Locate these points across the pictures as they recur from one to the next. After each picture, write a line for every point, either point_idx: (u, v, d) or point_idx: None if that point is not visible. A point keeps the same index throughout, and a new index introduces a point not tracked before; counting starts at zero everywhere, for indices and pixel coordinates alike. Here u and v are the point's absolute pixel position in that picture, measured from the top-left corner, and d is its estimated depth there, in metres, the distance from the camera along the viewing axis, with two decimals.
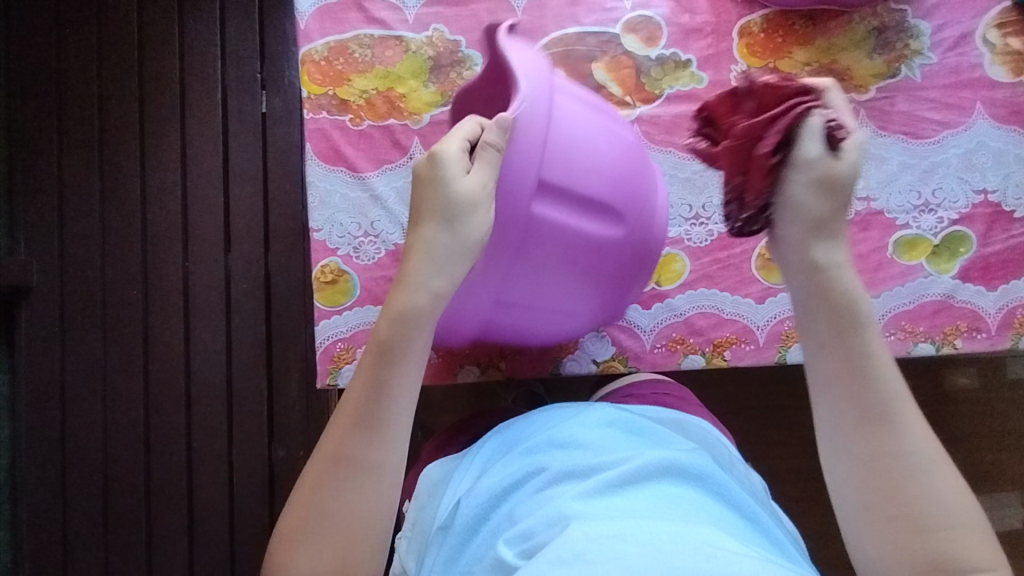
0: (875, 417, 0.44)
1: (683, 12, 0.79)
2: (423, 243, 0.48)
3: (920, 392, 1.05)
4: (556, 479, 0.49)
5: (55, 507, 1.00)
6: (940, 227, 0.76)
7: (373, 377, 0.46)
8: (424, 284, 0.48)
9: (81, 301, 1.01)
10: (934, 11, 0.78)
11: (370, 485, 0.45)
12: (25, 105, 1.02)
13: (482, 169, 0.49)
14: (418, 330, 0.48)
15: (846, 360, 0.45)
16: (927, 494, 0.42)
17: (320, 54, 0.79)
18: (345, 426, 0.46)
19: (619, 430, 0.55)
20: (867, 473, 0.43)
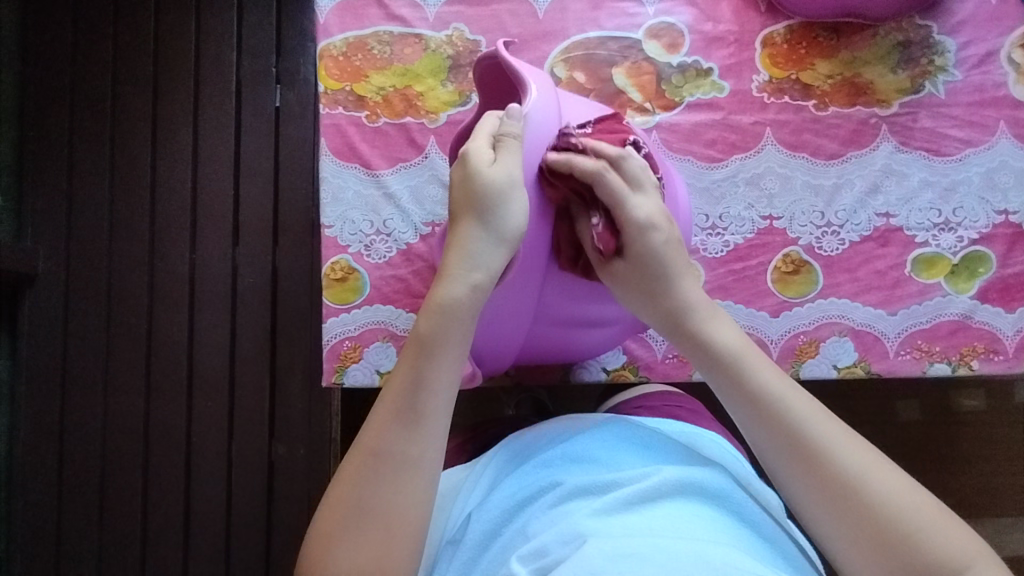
0: (795, 437, 0.48)
1: (707, 20, 0.78)
2: (462, 238, 0.51)
3: (929, 413, 1.04)
4: (570, 496, 0.49)
5: (51, 496, 0.99)
6: (960, 246, 0.75)
7: (413, 372, 0.49)
8: (464, 276, 0.50)
9: (85, 289, 1.01)
10: (960, 28, 0.78)
11: (408, 479, 0.47)
12: (39, 92, 1.02)
13: (507, 157, 0.52)
14: (458, 323, 0.50)
15: (740, 391, 0.51)
16: (868, 487, 0.46)
17: (339, 49, 0.79)
18: (383, 420, 0.48)
19: (632, 444, 0.54)
20: (815, 482, 0.47)
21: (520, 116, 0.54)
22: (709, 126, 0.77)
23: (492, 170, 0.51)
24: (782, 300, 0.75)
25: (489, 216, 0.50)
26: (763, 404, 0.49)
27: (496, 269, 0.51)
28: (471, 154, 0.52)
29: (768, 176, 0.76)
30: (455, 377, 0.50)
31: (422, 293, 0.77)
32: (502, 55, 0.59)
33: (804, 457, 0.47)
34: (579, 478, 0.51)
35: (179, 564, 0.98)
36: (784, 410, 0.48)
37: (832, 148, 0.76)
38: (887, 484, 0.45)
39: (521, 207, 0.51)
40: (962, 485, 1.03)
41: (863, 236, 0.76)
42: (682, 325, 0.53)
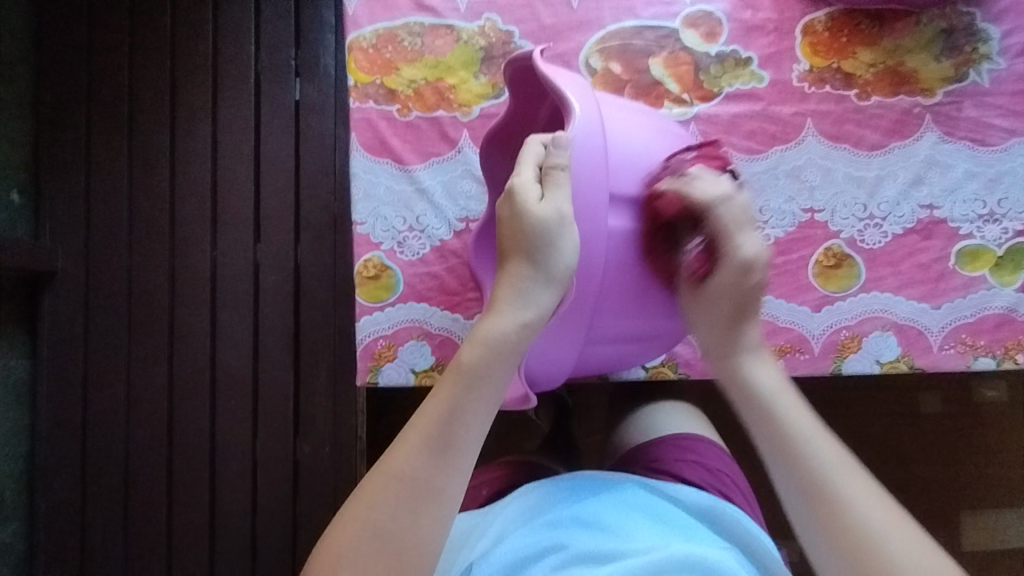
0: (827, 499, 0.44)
1: (745, 8, 0.76)
2: (512, 276, 0.51)
3: (955, 405, 1.03)
4: (576, 561, 0.48)
5: (74, 497, 0.98)
6: (1004, 238, 0.74)
7: (449, 398, 0.48)
8: (511, 314, 0.50)
9: (106, 287, 0.99)
10: (1004, 15, 0.76)
11: (430, 510, 0.45)
12: (55, 87, 1.00)
13: (556, 191, 0.51)
14: (499, 356, 0.49)
15: (778, 441, 0.48)
16: (890, 551, 0.41)
17: (368, 42, 0.77)
18: (412, 443, 0.47)
19: (645, 516, 0.53)
20: (833, 537, 0.43)
21: (567, 144, 0.52)
22: (749, 117, 0.75)
23: (541, 208, 0.51)
24: (824, 295, 0.74)
25: (540, 256, 0.51)
26: (798, 460, 0.46)
27: (545, 308, 0.51)
28: (519, 189, 0.52)
29: (809, 168, 0.75)
30: (489, 413, 0.49)
31: (457, 290, 0.76)
32: (540, 67, 0.57)
33: (833, 518, 0.44)
34: (586, 542, 0.49)
35: (206, 562, 0.97)
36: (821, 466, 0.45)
37: (874, 139, 0.75)
38: (908, 552, 0.41)
39: (572, 244, 0.52)
40: (990, 476, 1.02)
41: (906, 229, 0.74)
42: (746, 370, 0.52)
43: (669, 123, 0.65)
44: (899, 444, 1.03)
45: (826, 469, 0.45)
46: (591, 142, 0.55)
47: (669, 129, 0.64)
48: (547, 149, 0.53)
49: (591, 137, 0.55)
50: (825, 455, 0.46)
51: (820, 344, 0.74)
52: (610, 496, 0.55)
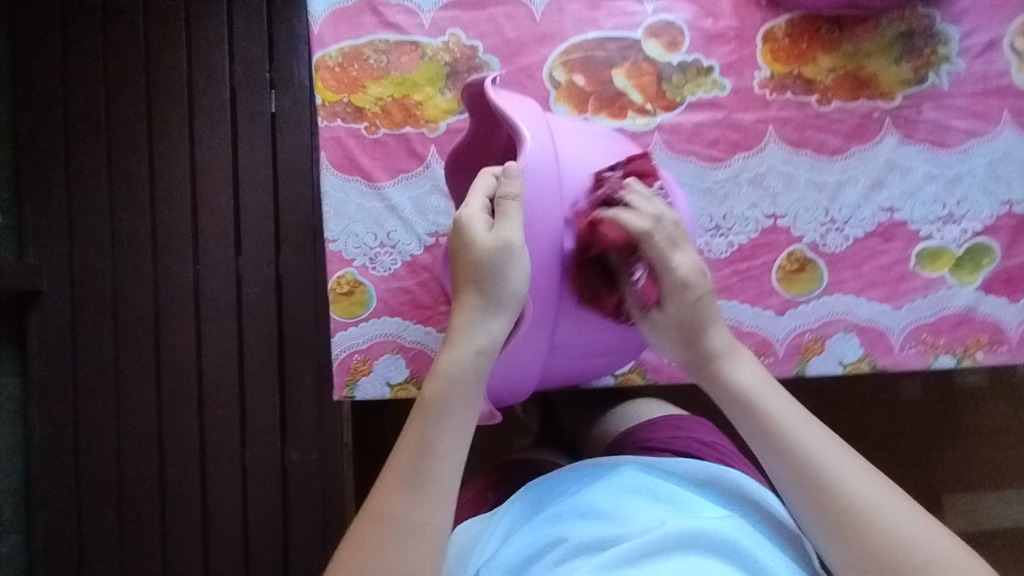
0: (844, 513, 0.47)
1: (707, 16, 0.77)
2: (466, 309, 0.52)
3: (931, 391, 1.05)
4: (577, 552, 0.49)
5: (71, 509, 1.01)
6: (964, 239, 0.75)
7: (420, 435, 0.49)
8: (468, 343, 0.51)
9: (92, 303, 1.01)
10: (963, 16, 0.76)
11: (417, 543, 0.46)
12: (31, 106, 1.01)
13: (506, 222, 0.52)
14: (463, 388, 0.50)
15: (789, 464, 0.49)
16: (859, 495, 0.47)
17: (334, 60, 0.77)
18: (390, 484, 0.48)
19: (643, 495, 0.53)
20: (812, 495, 0.48)
21: (517, 172, 0.53)
22: (712, 125, 0.76)
23: (491, 238, 0.51)
24: (787, 299, 0.76)
25: (492, 287, 0.51)
26: (809, 479, 0.48)
27: (500, 334, 0.52)
28: (469, 221, 0.52)
29: (771, 174, 0.76)
30: (461, 440, 0.50)
31: (429, 304, 0.77)
32: (491, 94, 0.59)
33: (851, 521, 0.46)
34: (584, 533, 0.50)
35: (201, 567, 1.00)
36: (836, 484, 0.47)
37: (835, 144, 0.76)
38: (869, 488, 0.47)
39: (523, 273, 0.52)
40: (963, 463, 1.05)
41: (867, 232, 0.76)
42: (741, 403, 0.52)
43: (621, 140, 0.67)
44: (877, 432, 1.05)
45: (807, 451, 0.49)
46: (545, 166, 0.55)
47: (620, 146, 0.65)
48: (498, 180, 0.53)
49: (544, 159, 0.55)
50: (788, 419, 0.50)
51: (784, 348, 0.76)
52: (607, 479, 0.55)
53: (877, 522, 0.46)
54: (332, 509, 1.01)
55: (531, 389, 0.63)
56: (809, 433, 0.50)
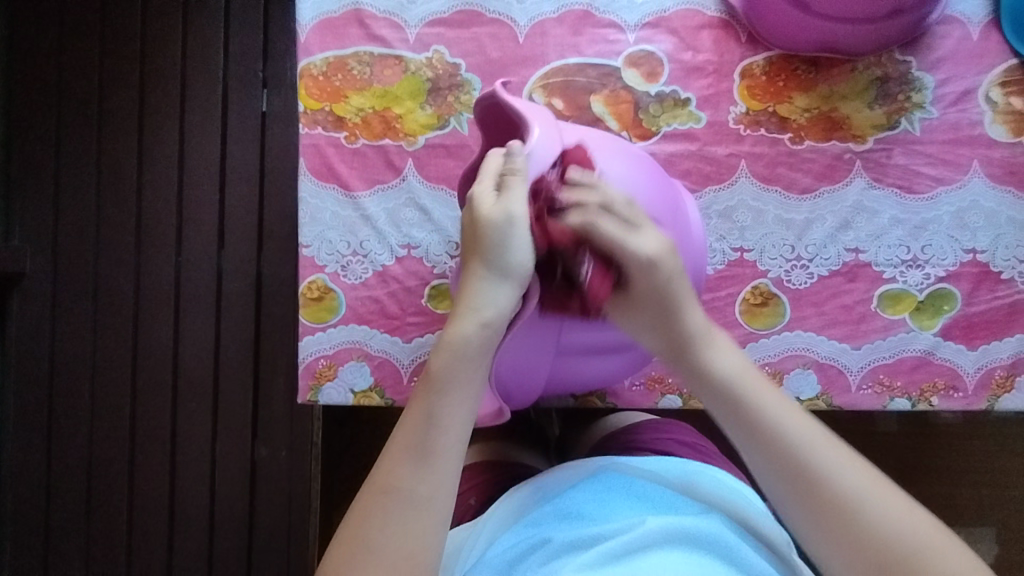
0: (808, 477, 0.49)
1: (686, 49, 0.79)
2: (472, 283, 0.52)
3: (910, 424, 1.03)
4: (561, 552, 0.52)
5: (40, 491, 1.02)
6: (926, 283, 0.76)
7: (425, 406, 0.51)
8: (474, 316, 0.52)
9: (75, 288, 1.02)
10: (939, 64, 0.78)
11: (420, 514, 0.49)
12: (27, 91, 1.02)
13: (511, 194, 0.51)
14: (468, 360, 0.52)
15: (757, 437, 0.51)
16: (834, 474, 0.49)
17: (319, 69, 0.79)
18: (395, 455, 0.50)
19: (623, 495, 0.57)
20: (786, 477, 0.50)
21: (522, 152, 0.53)
22: (685, 156, 0.78)
23: (494, 209, 0.51)
24: (749, 331, 0.77)
25: (497, 260, 0.52)
26: (771, 445, 0.50)
27: (506, 306, 0.52)
28: (477, 196, 0.53)
29: (740, 209, 0.77)
30: (466, 413, 0.52)
31: (397, 314, 0.78)
32: (503, 94, 0.60)
33: (827, 500, 0.49)
34: (567, 533, 0.53)
35: (165, 557, 1.01)
36: (804, 449, 0.50)
37: (805, 182, 0.77)
38: (838, 459, 0.50)
39: (527, 245, 0.51)
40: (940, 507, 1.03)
41: (832, 271, 0.77)
42: (693, 358, 0.54)
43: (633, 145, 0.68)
44: None
45: (782, 434, 0.50)
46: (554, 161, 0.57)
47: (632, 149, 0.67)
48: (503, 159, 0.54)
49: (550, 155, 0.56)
50: (762, 399, 0.52)
51: None
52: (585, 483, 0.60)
53: (842, 483, 0.49)
54: (297, 509, 1.00)
55: (539, 383, 0.64)
56: (770, 394, 0.52)
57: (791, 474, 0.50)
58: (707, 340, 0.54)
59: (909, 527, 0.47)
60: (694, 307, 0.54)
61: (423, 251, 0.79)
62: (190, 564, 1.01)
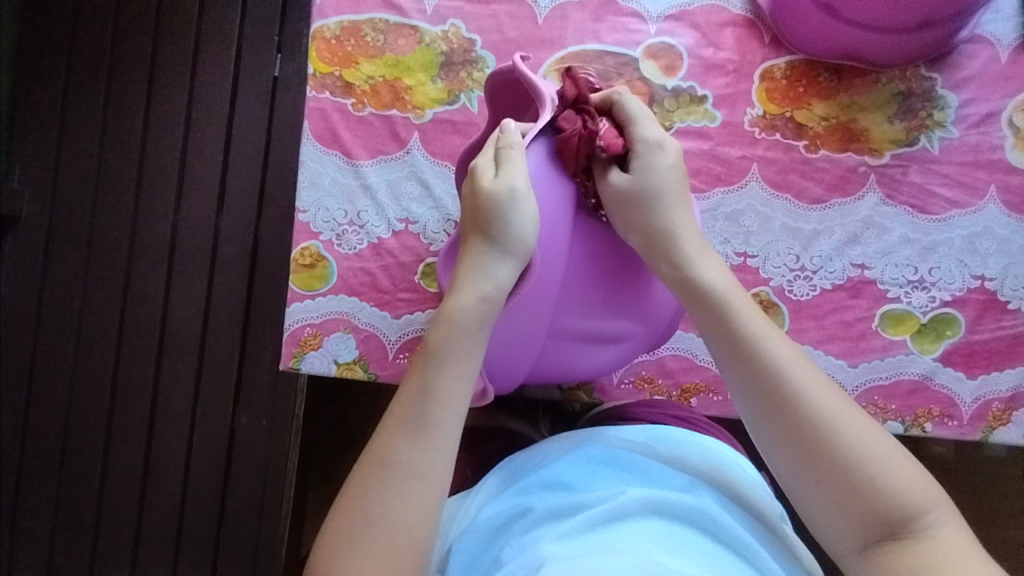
0: (781, 393, 0.50)
1: (707, 46, 0.77)
2: (472, 253, 0.52)
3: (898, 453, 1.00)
4: (543, 519, 0.53)
5: (15, 445, 0.96)
6: (930, 306, 0.75)
7: (422, 380, 0.51)
8: (473, 288, 0.51)
9: (69, 235, 0.96)
10: (964, 84, 0.76)
11: (417, 489, 0.48)
12: (38, 25, 0.97)
13: (510, 167, 0.53)
14: (466, 334, 0.51)
15: (732, 342, 0.52)
16: (845, 440, 0.48)
17: (332, 33, 0.78)
18: (393, 430, 0.50)
19: (610, 466, 0.57)
20: (791, 438, 0.49)
21: (515, 128, 0.55)
22: (696, 154, 0.76)
23: (497, 183, 0.52)
24: None
25: (495, 232, 0.52)
26: (780, 394, 0.50)
27: (505, 279, 0.52)
28: (479, 168, 0.54)
29: (747, 213, 0.75)
30: (463, 387, 0.51)
31: (388, 289, 0.77)
32: (519, 67, 0.59)
33: (831, 465, 0.48)
34: (548, 502, 0.55)
35: (133, 528, 0.94)
36: (776, 362, 0.50)
37: (816, 193, 0.75)
38: (852, 429, 0.48)
39: (529, 217, 0.52)
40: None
41: (835, 284, 0.75)
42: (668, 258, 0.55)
43: None
44: None
45: (796, 393, 0.50)
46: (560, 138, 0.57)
47: None
48: (499, 134, 0.55)
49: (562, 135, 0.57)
50: (775, 350, 0.51)
51: None
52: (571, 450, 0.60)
53: (810, 402, 0.49)
54: (272, 480, 0.94)
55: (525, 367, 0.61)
56: (755, 317, 0.53)
57: (762, 384, 0.51)
58: (693, 249, 0.55)
59: (870, 445, 0.48)
60: (686, 212, 0.56)
61: (420, 227, 0.77)
62: (159, 539, 0.94)
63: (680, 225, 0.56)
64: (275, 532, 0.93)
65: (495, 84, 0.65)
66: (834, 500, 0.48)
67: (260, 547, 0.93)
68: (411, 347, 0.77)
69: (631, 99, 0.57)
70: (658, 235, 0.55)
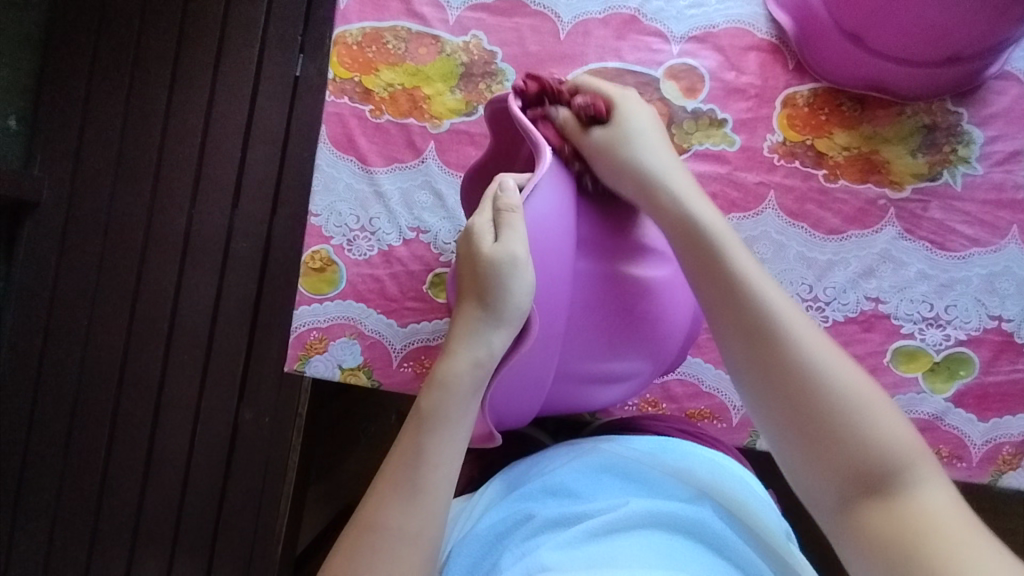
0: (762, 331, 0.49)
1: (730, 69, 0.76)
2: (467, 320, 0.53)
3: None
4: (544, 528, 0.52)
5: (20, 429, 0.95)
6: (944, 345, 0.73)
7: (413, 445, 0.51)
8: (466, 355, 0.52)
9: (85, 223, 0.96)
10: (991, 121, 0.74)
11: (409, 553, 0.48)
12: (67, 13, 0.98)
13: (509, 233, 0.52)
14: (458, 399, 0.52)
15: (718, 286, 0.52)
16: (853, 422, 0.45)
17: (354, 38, 0.79)
18: (384, 494, 0.50)
19: (612, 475, 0.56)
20: (786, 398, 0.47)
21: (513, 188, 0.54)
22: (712, 178, 0.75)
23: (495, 250, 0.52)
24: None
25: (491, 301, 0.52)
26: (768, 343, 0.49)
27: (501, 348, 0.52)
28: (476, 232, 0.53)
29: (762, 240, 0.74)
30: (454, 451, 0.52)
31: (395, 297, 0.77)
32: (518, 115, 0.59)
33: (831, 440, 0.45)
34: (551, 510, 0.53)
35: (132, 519, 0.94)
36: (764, 299, 0.50)
37: (833, 223, 0.74)
38: (864, 414, 0.45)
39: (524, 287, 0.52)
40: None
41: (848, 317, 0.74)
42: (661, 198, 0.56)
43: None
44: None
45: (797, 353, 0.48)
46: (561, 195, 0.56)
47: None
48: (497, 194, 0.54)
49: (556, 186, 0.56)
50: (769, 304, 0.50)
51: (739, 417, 0.76)
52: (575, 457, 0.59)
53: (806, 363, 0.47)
54: (272, 478, 0.93)
55: (532, 414, 0.61)
56: (798, 322, 0.49)
57: (749, 331, 0.50)
58: (684, 191, 0.56)
59: (883, 426, 0.45)
60: (669, 158, 0.58)
61: (431, 236, 0.77)
62: (156, 533, 0.93)
63: (664, 164, 0.58)
64: (272, 528, 0.93)
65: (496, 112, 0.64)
66: (818, 457, 0.46)
67: (256, 546, 0.92)
68: (416, 356, 0.76)
69: (597, 81, 0.63)
70: (650, 182, 0.57)
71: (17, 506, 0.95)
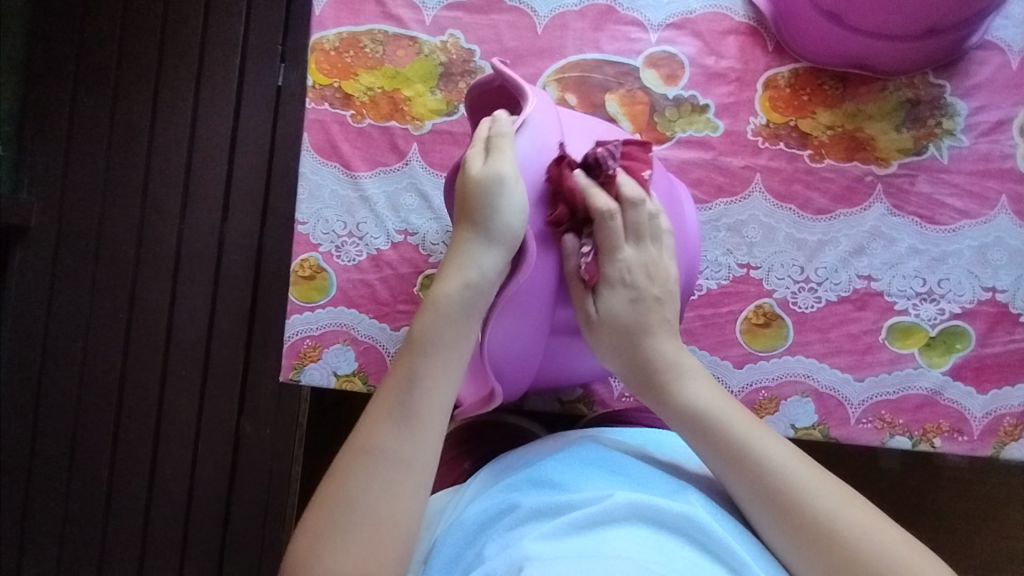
0: (777, 494, 0.51)
1: (710, 54, 0.76)
2: (462, 241, 0.54)
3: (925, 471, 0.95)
4: (526, 520, 0.51)
5: (23, 453, 0.95)
6: (939, 319, 0.73)
7: (406, 369, 0.52)
8: (459, 276, 0.53)
9: (76, 244, 0.96)
10: (974, 91, 0.74)
11: (399, 479, 0.49)
12: (47, 35, 0.97)
13: (499, 155, 0.53)
14: (452, 320, 0.52)
15: (718, 455, 0.53)
16: (834, 518, 0.49)
17: (331, 44, 0.78)
18: (377, 418, 0.51)
19: (598, 467, 0.56)
20: (769, 504, 0.51)
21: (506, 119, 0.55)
22: (698, 164, 0.75)
23: (484, 171, 0.53)
24: (748, 351, 0.73)
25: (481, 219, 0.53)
26: (735, 459, 0.52)
27: (490, 270, 0.52)
28: (470, 157, 0.55)
29: (751, 224, 0.74)
30: (447, 376, 0.52)
31: (387, 301, 0.76)
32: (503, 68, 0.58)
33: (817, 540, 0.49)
34: (535, 500, 0.53)
35: (139, 538, 0.93)
36: (726, 429, 0.53)
37: (821, 203, 0.74)
38: (842, 512, 0.49)
39: (515, 206, 0.52)
40: (956, 561, 0.94)
41: (841, 296, 0.74)
42: (665, 391, 0.56)
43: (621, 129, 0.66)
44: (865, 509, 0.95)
45: (756, 459, 0.52)
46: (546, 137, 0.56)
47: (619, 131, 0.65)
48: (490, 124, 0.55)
49: (545, 129, 0.56)
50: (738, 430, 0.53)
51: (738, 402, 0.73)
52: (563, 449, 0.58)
53: (773, 466, 0.52)
54: (275, 488, 0.92)
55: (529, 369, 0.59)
56: (748, 425, 0.54)
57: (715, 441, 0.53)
58: (679, 370, 0.57)
59: (856, 520, 0.49)
60: (667, 330, 0.58)
61: (420, 238, 0.77)
62: (164, 550, 0.93)
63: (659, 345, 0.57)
64: (279, 541, 0.92)
65: (479, 93, 0.65)
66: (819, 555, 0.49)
67: (264, 559, 0.92)
68: None
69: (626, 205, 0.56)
70: (644, 359, 0.57)
71: (24, 531, 0.95)
